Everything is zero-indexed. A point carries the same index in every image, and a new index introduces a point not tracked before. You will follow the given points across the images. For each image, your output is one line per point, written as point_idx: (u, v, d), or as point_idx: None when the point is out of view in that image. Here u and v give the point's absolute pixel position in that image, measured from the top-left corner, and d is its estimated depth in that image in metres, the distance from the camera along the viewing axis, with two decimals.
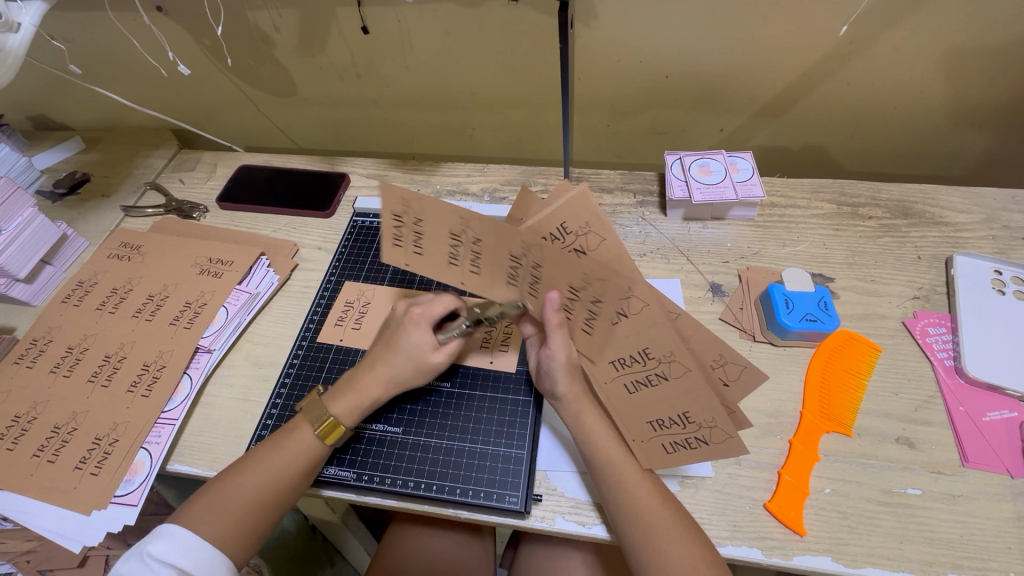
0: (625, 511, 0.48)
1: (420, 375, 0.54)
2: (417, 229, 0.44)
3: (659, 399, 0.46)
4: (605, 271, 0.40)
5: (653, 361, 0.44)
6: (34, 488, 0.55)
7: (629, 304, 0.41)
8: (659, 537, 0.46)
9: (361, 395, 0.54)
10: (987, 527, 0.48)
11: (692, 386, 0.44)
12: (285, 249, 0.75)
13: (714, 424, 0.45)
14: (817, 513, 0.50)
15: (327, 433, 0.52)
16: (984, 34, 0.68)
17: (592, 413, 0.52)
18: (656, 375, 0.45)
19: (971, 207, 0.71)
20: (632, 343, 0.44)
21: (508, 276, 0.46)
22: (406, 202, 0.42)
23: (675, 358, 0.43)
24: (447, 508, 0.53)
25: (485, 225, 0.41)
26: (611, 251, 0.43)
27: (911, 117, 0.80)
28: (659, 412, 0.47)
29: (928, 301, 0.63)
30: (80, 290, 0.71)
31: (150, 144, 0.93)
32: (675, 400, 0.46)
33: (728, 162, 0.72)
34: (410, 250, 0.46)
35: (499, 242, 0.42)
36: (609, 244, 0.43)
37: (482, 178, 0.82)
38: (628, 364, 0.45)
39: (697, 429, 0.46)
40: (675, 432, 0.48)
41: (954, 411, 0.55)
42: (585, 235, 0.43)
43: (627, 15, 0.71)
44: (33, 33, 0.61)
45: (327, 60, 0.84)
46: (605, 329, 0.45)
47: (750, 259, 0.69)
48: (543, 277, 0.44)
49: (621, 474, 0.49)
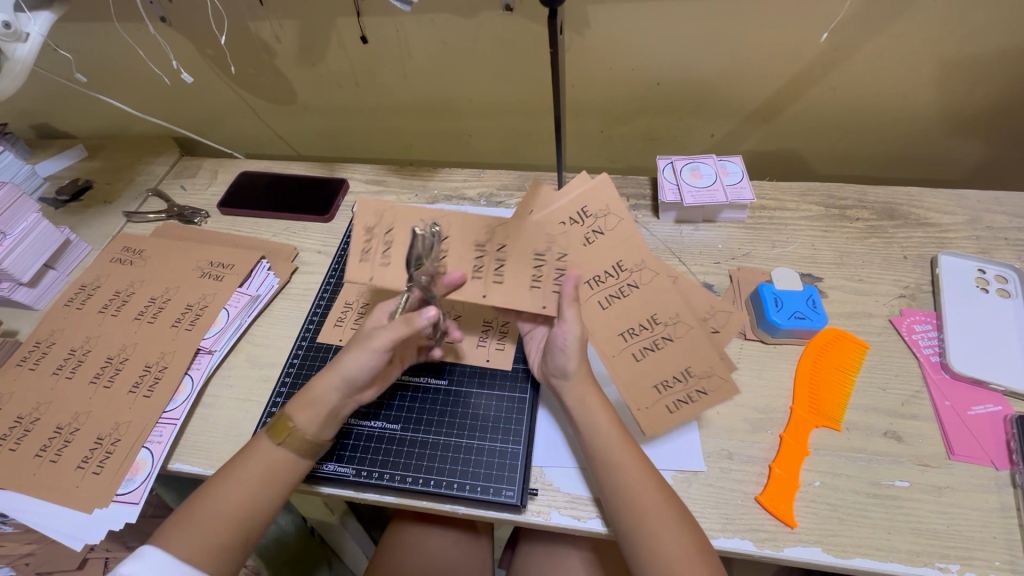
0: (623, 496, 0.48)
1: (361, 361, 0.52)
2: (386, 241, 0.49)
3: (663, 361, 0.52)
4: (626, 243, 0.50)
5: (659, 326, 0.51)
6: (37, 488, 0.56)
7: (641, 274, 0.50)
8: (656, 523, 0.47)
9: (309, 390, 0.53)
10: (972, 517, 0.50)
11: (694, 342, 0.51)
12: (285, 252, 0.76)
13: (716, 379, 0.51)
14: (807, 506, 0.51)
15: (278, 430, 0.52)
16: (963, 42, 0.70)
17: (595, 396, 0.53)
18: (662, 338, 0.52)
19: (955, 208, 0.73)
20: (642, 310, 0.51)
21: (474, 267, 0.50)
22: (378, 214, 0.49)
23: (680, 317, 0.51)
24: (444, 504, 0.54)
25: (454, 220, 0.49)
26: (626, 231, 0.49)
27: (897, 124, 0.82)
28: (663, 373, 0.52)
29: (914, 299, 0.65)
30: (83, 294, 0.72)
31: (152, 152, 0.94)
32: (679, 357, 0.52)
33: (718, 166, 0.74)
34: (376, 264, 0.50)
35: (463, 232, 0.49)
36: (624, 225, 0.50)
37: (479, 183, 0.84)
38: (638, 332, 0.52)
39: (698, 381, 0.51)
40: (678, 390, 0.52)
41: (940, 405, 0.56)
42: (604, 218, 0.49)
43: (618, 24, 0.74)
44: (40, 42, 0.63)
45: (327, 69, 0.86)
46: (619, 302, 0.51)
47: (741, 259, 0.70)
48: (508, 261, 0.50)
49: (620, 462, 0.50)
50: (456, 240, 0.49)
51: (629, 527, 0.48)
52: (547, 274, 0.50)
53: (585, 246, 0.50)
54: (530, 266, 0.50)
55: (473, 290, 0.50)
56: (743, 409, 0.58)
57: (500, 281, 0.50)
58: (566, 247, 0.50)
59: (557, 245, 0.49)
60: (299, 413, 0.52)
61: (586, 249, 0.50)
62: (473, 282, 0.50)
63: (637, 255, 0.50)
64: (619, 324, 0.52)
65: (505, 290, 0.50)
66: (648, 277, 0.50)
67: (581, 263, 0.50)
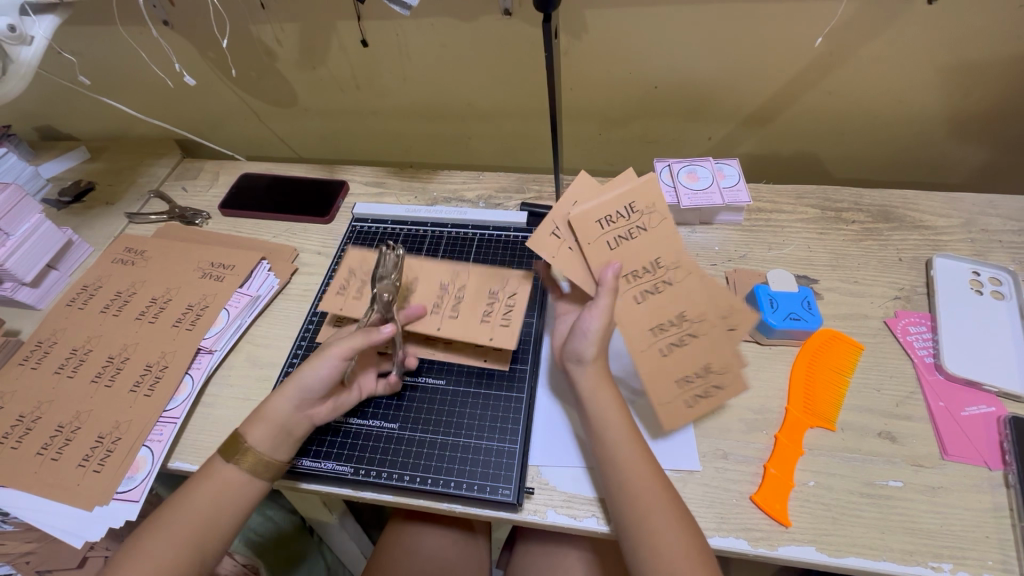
0: (620, 493, 0.49)
1: (319, 372, 0.52)
2: (364, 279, 0.61)
3: (686, 358, 0.53)
4: (667, 241, 0.53)
5: (686, 322, 0.53)
6: (38, 486, 0.57)
7: (676, 272, 0.53)
8: (652, 521, 0.47)
9: (264, 406, 0.53)
10: (965, 517, 0.50)
11: (715, 340, 0.53)
12: (285, 254, 0.77)
13: (731, 373, 0.53)
14: (801, 505, 0.51)
15: (230, 448, 0.52)
16: (957, 47, 0.71)
17: (607, 392, 0.53)
18: (687, 335, 0.53)
19: (950, 211, 0.73)
20: (672, 307, 0.53)
21: (433, 305, 0.59)
22: (362, 259, 0.62)
23: (706, 317, 0.53)
24: (442, 502, 0.54)
25: (423, 268, 0.61)
26: (667, 230, 0.53)
27: (894, 127, 0.83)
28: (685, 369, 0.53)
29: (909, 301, 0.65)
30: (85, 294, 0.73)
31: (154, 154, 0.95)
32: (699, 355, 0.53)
33: (715, 169, 0.75)
34: (350, 297, 0.60)
35: (430, 276, 0.61)
36: (666, 226, 0.53)
37: (478, 185, 0.85)
38: (666, 327, 0.53)
39: (715, 377, 0.53)
40: (696, 386, 0.53)
41: (934, 406, 0.56)
42: (647, 216, 0.53)
43: (615, 29, 0.75)
44: (45, 46, 0.64)
45: (328, 72, 0.87)
46: (653, 298, 0.53)
47: (738, 261, 0.71)
48: (464, 299, 0.60)
49: (618, 461, 0.50)
50: (421, 283, 0.60)
51: (629, 524, 0.48)
52: (496, 310, 0.59)
53: (627, 239, 0.52)
54: (483, 303, 0.60)
55: (429, 323, 0.58)
56: (738, 409, 0.58)
57: (456, 315, 0.59)
58: (609, 237, 0.52)
59: (602, 235, 0.52)
60: (253, 426, 0.52)
61: (629, 243, 0.53)
62: (431, 316, 0.59)
63: (675, 253, 0.53)
64: (651, 319, 0.53)
65: (457, 323, 0.58)
66: (683, 278, 0.53)
67: (624, 254, 0.53)
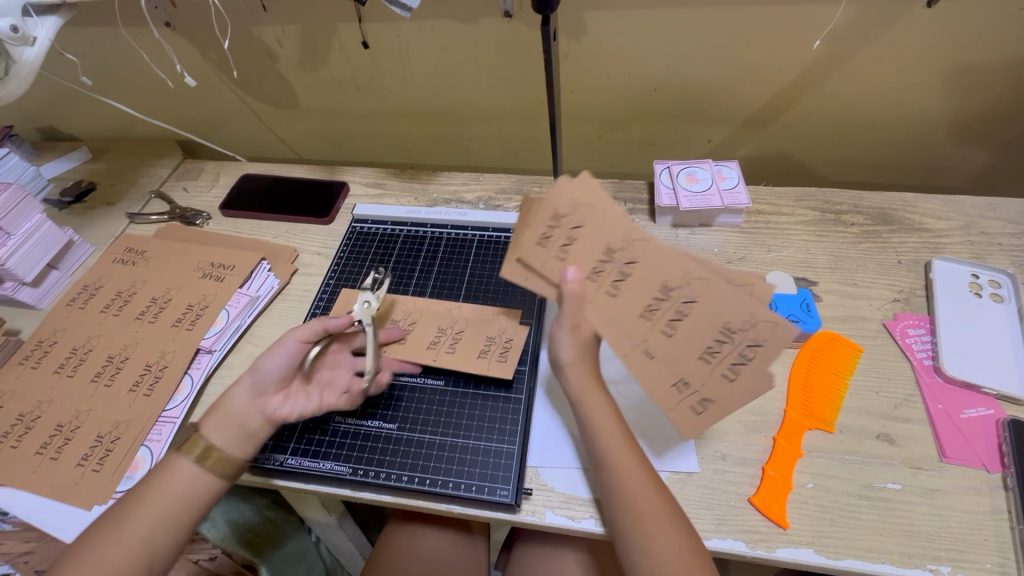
0: (616, 496, 0.49)
1: (274, 359, 0.54)
2: None
3: (696, 328, 0.49)
4: (607, 226, 0.49)
5: (674, 293, 0.49)
6: (37, 485, 0.57)
7: (635, 248, 0.49)
8: (647, 524, 0.47)
9: (223, 401, 0.54)
10: (964, 519, 0.50)
11: (720, 297, 0.48)
12: (285, 254, 0.77)
13: (769, 327, 0.47)
14: (799, 507, 0.51)
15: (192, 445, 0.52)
16: (956, 50, 0.71)
17: (595, 396, 0.52)
18: (683, 304, 0.49)
19: (949, 214, 0.73)
20: (651, 282, 0.49)
21: (430, 343, 0.62)
22: None
23: (692, 276, 0.48)
24: (440, 503, 0.54)
25: (425, 309, 0.65)
26: (603, 213, 0.49)
27: (894, 130, 0.83)
28: (703, 339, 0.49)
29: (908, 303, 0.65)
30: (85, 293, 0.73)
31: (155, 154, 0.95)
32: (708, 320, 0.48)
33: (715, 171, 0.75)
34: None
35: (430, 316, 0.64)
36: (599, 208, 0.49)
37: (477, 187, 0.85)
38: (655, 307, 0.49)
39: (744, 335, 0.48)
40: (726, 352, 0.48)
41: (932, 409, 0.57)
42: (576, 213, 0.49)
43: (615, 31, 0.75)
44: (47, 46, 0.64)
45: (328, 74, 0.87)
46: (625, 284, 0.50)
47: (737, 263, 0.71)
48: (462, 339, 0.62)
49: (613, 464, 0.50)
50: (423, 325, 0.63)
51: (624, 526, 0.48)
52: (493, 349, 0.61)
53: (570, 244, 0.50)
54: (480, 341, 0.62)
55: (426, 356, 0.61)
56: (737, 411, 0.58)
57: (453, 351, 0.61)
58: (557, 250, 0.50)
59: (547, 249, 0.50)
60: (210, 422, 0.53)
61: (573, 247, 0.50)
62: (428, 351, 0.61)
63: (622, 232, 0.49)
64: (635, 305, 0.50)
65: (452, 357, 0.60)
66: (646, 249, 0.49)
67: (576, 258, 0.50)
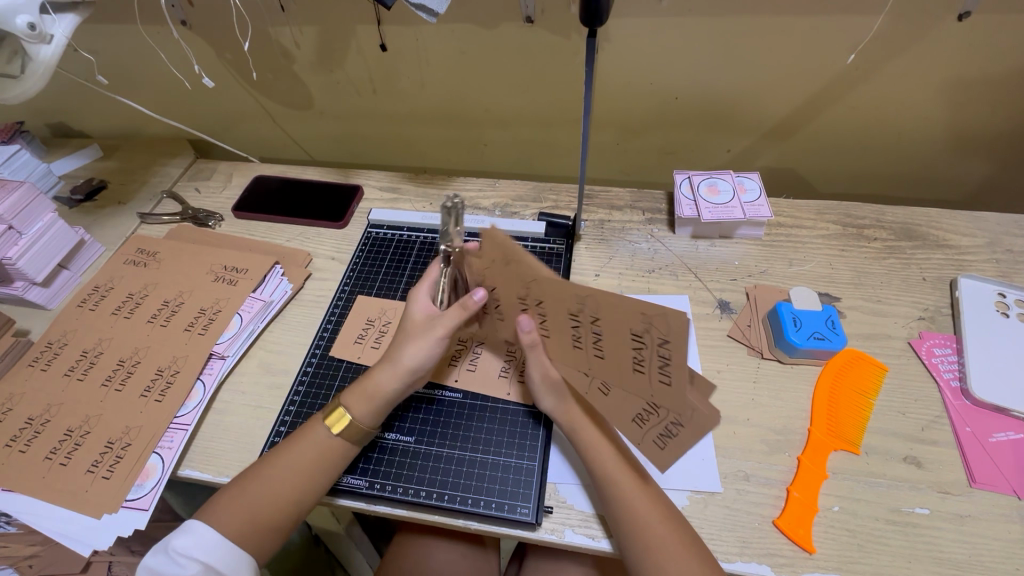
0: (630, 526, 0.47)
1: (424, 350, 0.54)
2: (382, 328, 0.67)
3: (616, 345, 0.45)
4: (499, 282, 0.48)
5: (583, 318, 0.45)
6: (45, 491, 0.56)
7: (531, 294, 0.46)
8: (659, 555, 0.46)
9: (369, 383, 0.54)
10: (994, 548, 0.49)
11: (614, 311, 0.43)
12: (299, 258, 0.76)
13: (668, 330, 0.40)
14: (825, 531, 0.50)
15: (337, 421, 0.54)
16: (985, 65, 0.70)
17: (586, 427, 0.52)
18: (595, 328, 0.45)
19: (973, 230, 0.72)
20: (560, 317, 0.47)
21: (452, 358, 0.62)
22: (381, 310, 0.69)
23: (583, 301, 0.43)
24: (457, 519, 0.53)
25: None
26: (493, 270, 0.47)
27: (917, 144, 0.82)
28: (626, 355, 0.45)
29: (933, 322, 0.64)
30: (97, 294, 0.72)
31: (167, 153, 0.95)
32: (619, 333, 0.44)
33: (736, 182, 0.74)
34: (367, 346, 0.66)
35: None
36: (490, 269, 0.48)
37: (494, 193, 0.84)
38: (579, 337, 0.47)
39: (652, 338, 0.42)
40: (650, 357, 0.43)
41: (960, 431, 0.55)
42: (480, 278, 0.49)
43: (638, 39, 0.74)
44: (64, 44, 0.63)
45: (344, 75, 0.86)
46: (550, 324, 0.48)
47: (758, 277, 0.70)
48: (482, 355, 0.62)
49: (627, 490, 0.49)
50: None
51: (635, 554, 0.47)
52: (514, 367, 0.61)
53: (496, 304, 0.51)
54: (501, 357, 0.62)
55: (447, 374, 0.61)
56: (760, 430, 0.57)
57: (473, 370, 0.61)
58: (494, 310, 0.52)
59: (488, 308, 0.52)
60: (361, 407, 0.53)
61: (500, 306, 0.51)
62: (449, 367, 0.62)
63: (515, 285, 0.47)
64: (565, 343, 0.49)
65: (473, 376, 0.61)
66: (539, 290, 0.45)
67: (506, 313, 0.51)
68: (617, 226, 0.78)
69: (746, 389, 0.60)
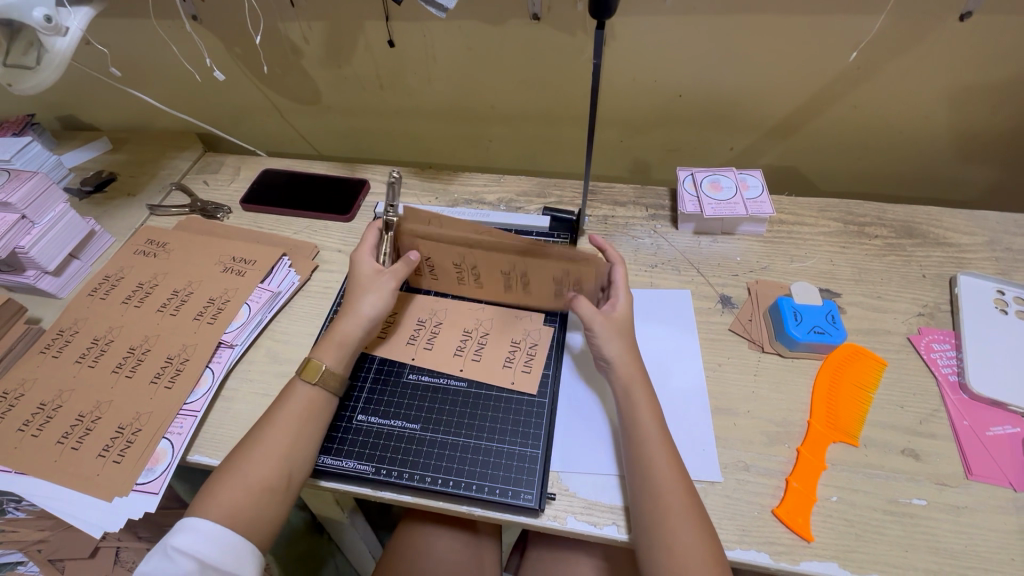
0: (646, 494, 0.49)
1: (382, 301, 0.61)
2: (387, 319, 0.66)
3: (540, 279, 0.62)
4: (445, 251, 0.62)
5: (514, 272, 0.62)
6: (57, 474, 0.57)
7: (472, 257, 0.62)
8: (673, 520, 0.47)
9: (336, 333, 0.59)
10: (989, 538, 0.50)
11: (537, 262, 0.60)
12: (306, 250, 0.77)
13: (579, 267, 0.59)
14: (823, 520, 0.51)
15: (310, 371, 0.56)
16: (985, 65, 0.71)
17: (641, 392, 0.54)
18: (522, 273, 0.62)
19: (973, 229, 0.73)
20: (494, 271, 0.63)
21: (456, 348, 0.63)
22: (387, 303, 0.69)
23: (515, 260, 0.60)
24: (462, 504, 0.54)
25: (449, 314, 0.66)
26: (438, 242, 0.61)
27: (917, 143, 0.83)
28: (548, 283, 0.62)
29: (933, 318, 0.65)
30: (107, 284, 0.73)
31: (175, 147, 0.96)
32: (542, 274, 0.61)
33: (739, 179, 0.75)
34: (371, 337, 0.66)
35: (453, 323, 0.65)
36: (434, 242, 0.62)
37: (498, 188, 0.85)
38: (509, 281, 0.63)
39: (566, 278, 0.60)
40: (565, 283, 0.61)
41: (958, 425, 0.56)
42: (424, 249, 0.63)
43: (643, 38, 0.75)
44: (79, 36, 0.64)
45: (352, 71, 0.87)
46: (483, 277, 0.64)
47: (760, 273, 0.71)
48: (487, 346, 0.63)
49: (653, 455, 0.50)
50: (450, 326, 0.65)
51: (646, 519, 0.48)
52: (518, 357, 0.62)
53: (439, 267, 0.65)
54: (505, 348, 0.63)
55: (452, 364, 0.62)
56: (761, 421, 0.58)
57: (478, 359, 0.62)
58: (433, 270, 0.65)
59: (430, 269, 0.66)
60: (331, 356, 0.57)
61: (441, 268, 0.65)
62: (453, 357, 0.62)
63: (457, 253, 0.62)
64: (497, 287, 0.65)
65: (478, 365, 0.62)
66: (478, 254, 0.61)
67: (444, 274, 0.66)
68: (621, 222, 0.78)
69: (747, 382, 0.61)
